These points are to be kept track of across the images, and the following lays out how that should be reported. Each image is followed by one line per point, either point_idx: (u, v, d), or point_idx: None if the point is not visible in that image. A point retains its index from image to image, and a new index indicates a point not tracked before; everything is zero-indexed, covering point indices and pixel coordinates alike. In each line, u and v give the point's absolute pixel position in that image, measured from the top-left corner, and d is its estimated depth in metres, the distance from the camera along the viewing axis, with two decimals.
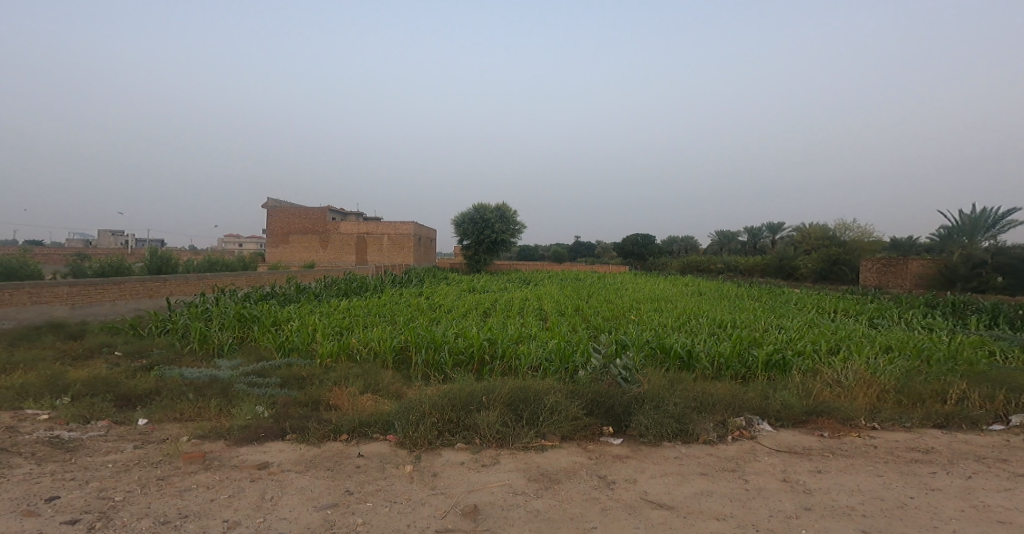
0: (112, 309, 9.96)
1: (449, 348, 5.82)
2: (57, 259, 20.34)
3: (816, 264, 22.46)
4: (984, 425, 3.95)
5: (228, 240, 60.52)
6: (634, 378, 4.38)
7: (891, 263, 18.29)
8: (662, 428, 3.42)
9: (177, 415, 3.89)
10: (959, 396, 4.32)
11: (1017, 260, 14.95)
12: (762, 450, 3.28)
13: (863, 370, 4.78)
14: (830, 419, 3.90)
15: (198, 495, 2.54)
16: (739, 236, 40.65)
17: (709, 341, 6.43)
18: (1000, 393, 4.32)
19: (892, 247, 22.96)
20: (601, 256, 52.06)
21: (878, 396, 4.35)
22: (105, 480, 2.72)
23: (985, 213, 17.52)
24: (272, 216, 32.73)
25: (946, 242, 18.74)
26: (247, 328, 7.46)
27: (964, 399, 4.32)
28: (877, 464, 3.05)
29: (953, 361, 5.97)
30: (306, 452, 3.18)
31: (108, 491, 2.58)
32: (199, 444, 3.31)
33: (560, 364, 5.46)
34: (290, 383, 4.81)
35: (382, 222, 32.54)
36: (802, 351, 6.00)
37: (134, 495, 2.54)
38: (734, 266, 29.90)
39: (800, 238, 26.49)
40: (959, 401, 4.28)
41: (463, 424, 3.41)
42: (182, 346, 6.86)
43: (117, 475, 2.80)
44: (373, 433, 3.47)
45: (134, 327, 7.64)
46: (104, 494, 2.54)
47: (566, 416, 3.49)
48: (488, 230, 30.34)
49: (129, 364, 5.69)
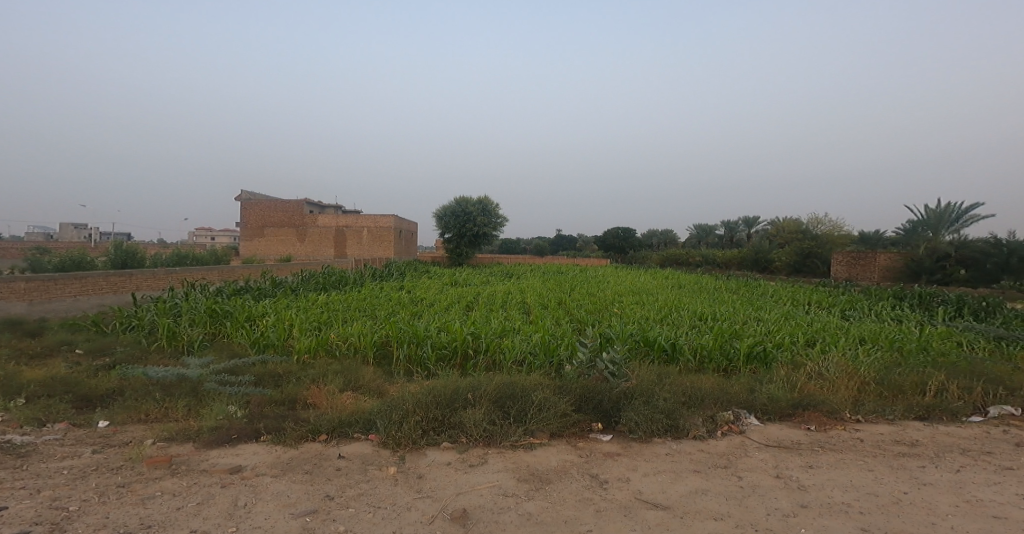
0: (74, 305, 9.48)
1: (431, 343, 5.71)
2: (16, 252, 19.34)
3: (789, 258, 22.94)
4: (963, 417, 4.04)
5: (199, 234, 58.69)
6: (621, 373, 4.32)
7: (860, 255, 18.81)
8: (652, 424, 3.38)
9: (142, 417, 3.68)
10: (939, 388, 4.40)
11: (979, 254, 15.50)
12: (751, 445, 3.27)
13: (844, 362, 4.85)
14: (816, 411, 3.92)
15: (162, 503, 2.39)
16: (716, 230, 41.32)
17: (691, 334, 6.48)
18: (977, 384, 4.43)
19: (861, 241, 23.67)
20: (582, 249, 52.38)
21: (860, 388, 4.40)
22: (58, 488, 2.53)
23: (949, 208, 18.14)
24: (246, 208, 31.84)
25: (911, 235, 19.38)
26: (219, 325, 7.19)
27: (943, 391, 4.41)
28: (867, 458, 3.07)
29: (925, 352, 6.13)
30: (282, 454, 3.04)
31: (62, 500, 2.40)
32: (164, 448, 3.12)
33: (545, 358, 5.41)
34: (265, 380, 4.62)
35: (361, 216, 31.88)
36: (782, 343, 6.09)
37: (91, 504, 2.37)
38: (711, 260, 30.41)
39: (775, 232, 27.10)
40: (939, 393, 4.36)
41: (448, 422, 3.30)
42: (149, 344, 6.56)
43: (72, 482, 2.61)
44: (355, 432, 3.33)
45: (98, 324, 7.29)
46: (56, 504, 2.36)
47: (555, 413, 3.42)
48: (469, 224, 30.07)
49: (91, 362, 5.41)
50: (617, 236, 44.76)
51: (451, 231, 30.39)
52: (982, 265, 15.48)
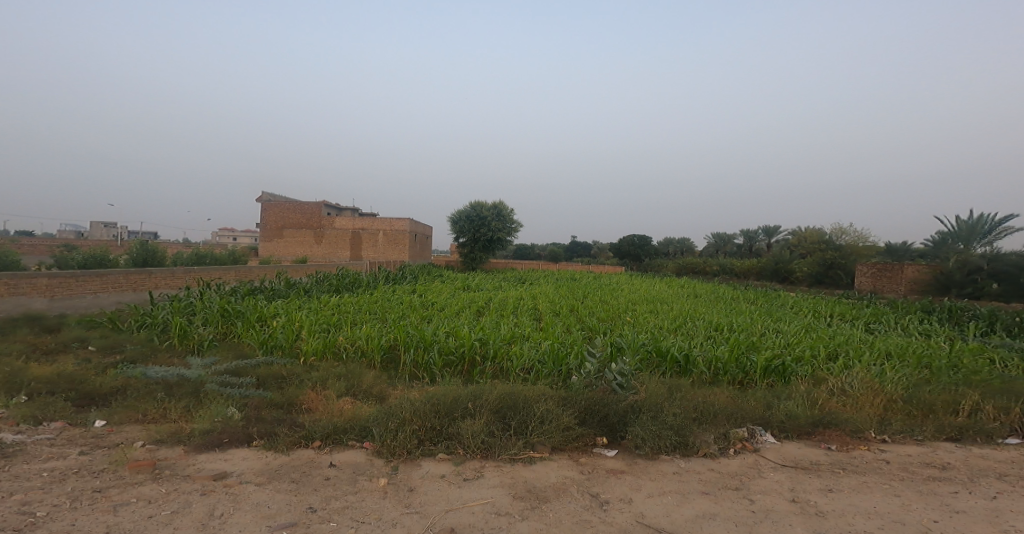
0: (93, 302, 9.66)
1: (438, 348, 5.62)
2: (44, 249, 19.92)
3: (811, 268, 22.34)
4: (999, 439, 3.78)
5: (222, 235, 60.01)
6: (630, 385, 4.17)
7: (886, 267, 18.21)
8: (660, 441, 3.21)
9: (139, 417, 3.66)
10: (973, 408, 4.14)
11: (1013, 268, 14.85)
12: (765, 465, 3.09)
13: (868, 378, 4.60)
14: (838, 431, 3.71)
15: (134, 511, 2.32)
16: (735, 239, 40.64)
17: (706, 345, 6.28)
18: (1015, 405, 4.15)
19: (886, 253, 22.96)
20: (597, 255, 52.03)
21: (886, 406, 4.17)
22: (33, 492, 2.49)
23: (982, 219, 17.43)
24: (266, 210, 32.37)
25: (940, 247, 18.72)
26: (230, 325, 7.23)
27: (978, 410, 4.14)
28: (893, 482, 2.86)
29: (955, 368, 5.82)
30: (271, 461, 2.96)
31: (32, 505, 2.36)
32: (152, 451, 3.07)
33: (553, 367, 5.28)
34: (267, 383, 4.58)
35: (377, 218, 32.11)
36: (801, 357, 5.84)
37: (61, 510, 2.32)
38: (730, 269, 29.86)
39: (796, 242, 26.51)
40: (972, 413, 4.10)
41: (445, 432, 3.20)
42: (160, 343, 6.61)
43: (49, 486, 2.57)
44: (349, 440, 3.25)
45: (113, 322, 7.40)
46: (26, 508, 2.31)
47: (557, 426, 3.28)
48: (485, 229, 30.07)
49: (101, 359, 5.45)
50: (634, 243, 44.28)
51: (467, 235, 30.42)
52: (1015, 279, 14.84)
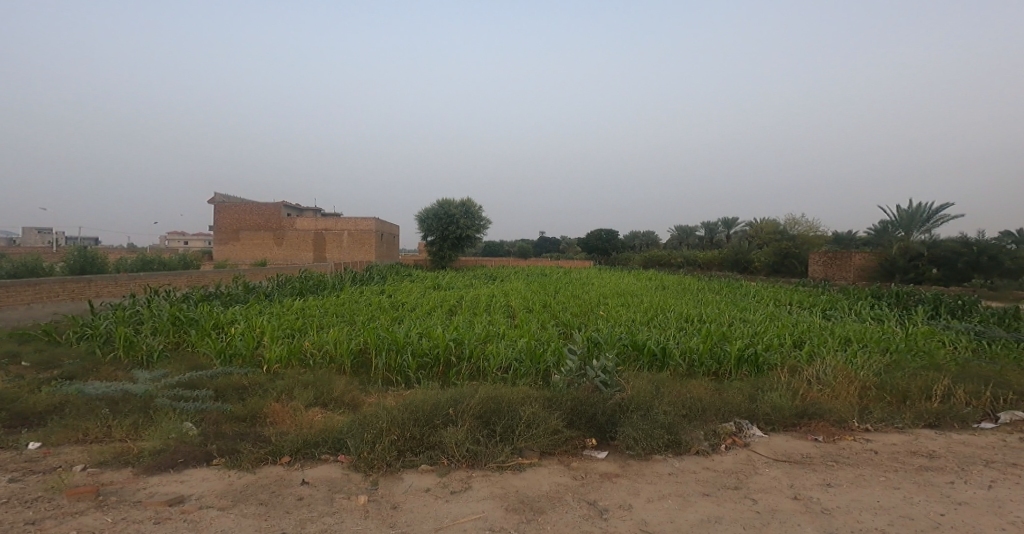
0: (26, 313, 8.86)
1: (411, 350, 5.40)
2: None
3: (768, 258, 23.20)
4: (973, 424, 3.93)
5: (172, 238, 57.09)
6: (614, 382, 4.10)
7: (836, 255, 19.06)
8: (652, 441, 3.13)
9: (80, 437, 3.31)
10: (945, 393, 4.30)
11: (950, 253, 15.83)
12: (759, 461, 3.06)
13: (842, 366, 4.71)
14: (822, 422, 3.76)
15: None
16: (696, 231, 41.79)
17: (679, 336, 6.32)
18: (985, 389, 4.34)
19: (835, 242, 24.10)
20: (564, 251, 52.48)
21: (862, 393, 4.27)
22: None
23: (920, 208, 18.45)
24: (219, 212, 30.86)
25: (883, 235, 19.76)
26: (183, 333, 6.74)
27: (950, 396, 4.31)
28: (888, 474, 2.89)
29: (914, 352, 6.09)
30: (235, 481, 2.70)
31: None
32: (95, 475, 2.76)
33: (531, 365, 5.17)
34: (227, 395, 4.25)
35: (340, 218, 31.23)
36: (772, 345, 5.96)
37: None
38: (692, 261, 30.64)
39: (754, 234, 27.47)
40: (945, 398, 4.26)
41: (427, 442, 3.01)
42: (104, 355, 6.08)
43: None
44: (322, 453, 3.02)
45: (50, 334, 6.77)
46: None
47: (545, 430, 3.16)
48: (452, 227, 29.69)
49: (35, 376, 4.94)
50: (600, 238, 44.83)
51: (434, 233, 29.99)
52: (953, 263, 15.81)
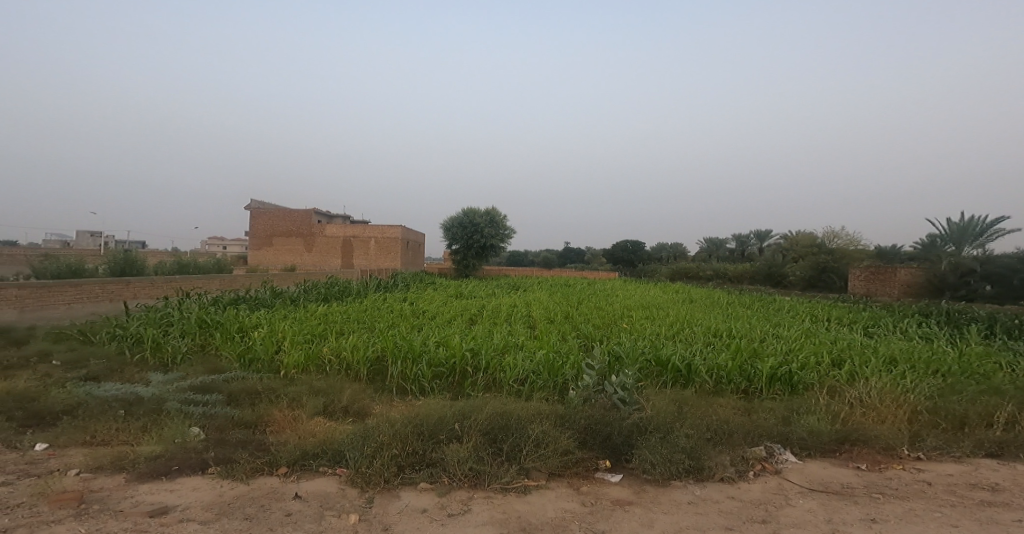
0: (67, 313, 9.25)
1: (427, 359, 5.30)
2: (23, 256, 19.34)
3: (804, 272, 22.28)
4: None
5: (211, 243, 59.48)
6: (633, 400, 3.87)
7: (878, 270, 18.12)
8: (671, 465, 2.90)
9: (87, 439, 3.34)
10: (1008, 420, 3.89)
11: (1005, 270, 14.84)
12: (792, 491, 2.79)
13: (887, 387, 4.34)
14: (865, 448, 3.44)
15: None
16: (727, 243, 40.71)
17: (706, 352, 6.03)
18: None
19: (877, 257, 22.97)
20: (591, 262, 52.01)
21: (910, 418, 3.92)
22: None
23: (972, 221, 17.35)
24: (255, 218, 31.91)
25: (930, 250, 18.69)
26: (208, 335, 6.87)
27: (1014, 423, 3.90)
28: (943, 509, 2.58)
29: (967, 374, 5.61)
30: (226, 492, 2.63)
31: None
32: (87, 481, 2.75)
33: (549, 378, 5.00)
34: (239, 399, 4.25)
35: (369, 226, 31.74)
36: (807, 364, 5.60)
37: None
38: (724, 273, 29.77)
39: (789, 246, 26.51)
40: (1009, 425, 3.85)
41: (429, 459, 2.89)
42: (131, 356, 6.23)
43: None
44: (320, 466, 2.94)
45: (84, 334, 7.01)
46: None
47: (555, 450, 2.98)
48: (478, 236, 29.77)
49: (61, 375, 5.08)
50: (628, 250, 44.22)
51: (460, 242, 30.13)
52: (1008, 281, 14.80)
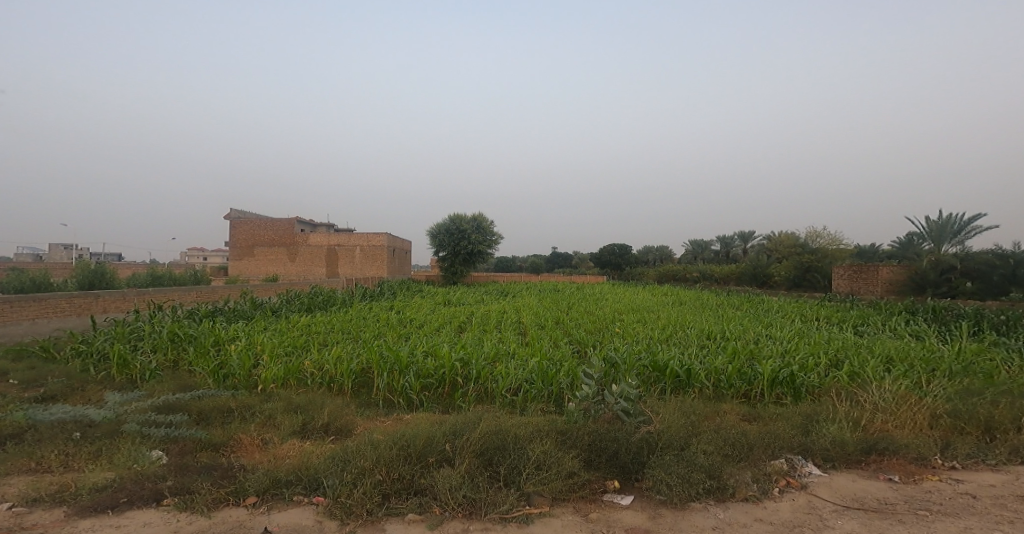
0: (30, 328, 8.73)
1: (415, 370, 5.01)
2: None
3: (789, 272, 22.43)
4: None
5: (191, 254, 58.26)
6: (637, 411, 3.64)
7: (862, 269, 18.27)
8: (689, 487, 2.65)
9: (31, 466, 3.00)
10: None
11: (985, 266, 14.88)
12: (825, 509, 2.58)
13: (902, 390, 4.18)
14: (893, 459, 3.26)
15: None
16: (712, 245, 41.03)
17: (703, 355, 5.84)
18: None
19: (858, 256, 23.26)
20: (577, 266, 52.06)
21: (929, 423, 3.76)
22: None
23: (949, 219, 17.55)
24: (235, 228, 31.27)
25: (911, 249, 18.88)
26: (180, 349, 6.48)
27: None
28: (1002, 527, 2.39)
29: (969, 372, 5.50)
30: (186, 529, 2.33)
31: None
32: (20, 518, 2.41)
33: (543, 388, 4.76)
34: (209, 419, 3.92)
35: (353, 234, 31.24)
36: (807, 365, 5.44)
37: None
38: (709, 275, 29.91)
39: (773, 247, 26.77)
40: None
41: (418, 485, 2.62)
42: (96, 374, 5.83)
43: None
44: (295, 495, 2.63)
45: (47, 350, 6.58)
46: None
47: (559, 472, 2.73)
48: (464, 241, 29.47)
49: (16, 396, 4.69)
50: (614, 253, 44.30)
51: (445, 249, 29.75)
52: (988, 277, 14.86)
